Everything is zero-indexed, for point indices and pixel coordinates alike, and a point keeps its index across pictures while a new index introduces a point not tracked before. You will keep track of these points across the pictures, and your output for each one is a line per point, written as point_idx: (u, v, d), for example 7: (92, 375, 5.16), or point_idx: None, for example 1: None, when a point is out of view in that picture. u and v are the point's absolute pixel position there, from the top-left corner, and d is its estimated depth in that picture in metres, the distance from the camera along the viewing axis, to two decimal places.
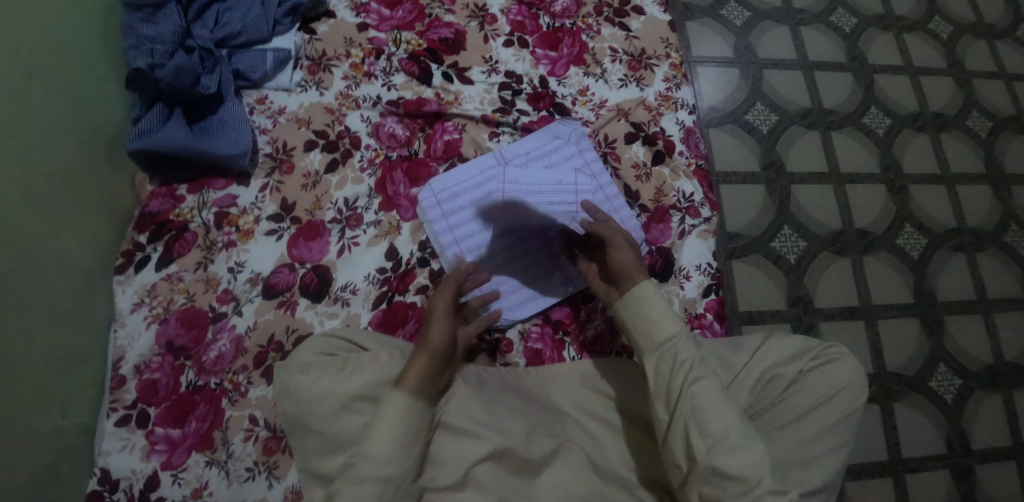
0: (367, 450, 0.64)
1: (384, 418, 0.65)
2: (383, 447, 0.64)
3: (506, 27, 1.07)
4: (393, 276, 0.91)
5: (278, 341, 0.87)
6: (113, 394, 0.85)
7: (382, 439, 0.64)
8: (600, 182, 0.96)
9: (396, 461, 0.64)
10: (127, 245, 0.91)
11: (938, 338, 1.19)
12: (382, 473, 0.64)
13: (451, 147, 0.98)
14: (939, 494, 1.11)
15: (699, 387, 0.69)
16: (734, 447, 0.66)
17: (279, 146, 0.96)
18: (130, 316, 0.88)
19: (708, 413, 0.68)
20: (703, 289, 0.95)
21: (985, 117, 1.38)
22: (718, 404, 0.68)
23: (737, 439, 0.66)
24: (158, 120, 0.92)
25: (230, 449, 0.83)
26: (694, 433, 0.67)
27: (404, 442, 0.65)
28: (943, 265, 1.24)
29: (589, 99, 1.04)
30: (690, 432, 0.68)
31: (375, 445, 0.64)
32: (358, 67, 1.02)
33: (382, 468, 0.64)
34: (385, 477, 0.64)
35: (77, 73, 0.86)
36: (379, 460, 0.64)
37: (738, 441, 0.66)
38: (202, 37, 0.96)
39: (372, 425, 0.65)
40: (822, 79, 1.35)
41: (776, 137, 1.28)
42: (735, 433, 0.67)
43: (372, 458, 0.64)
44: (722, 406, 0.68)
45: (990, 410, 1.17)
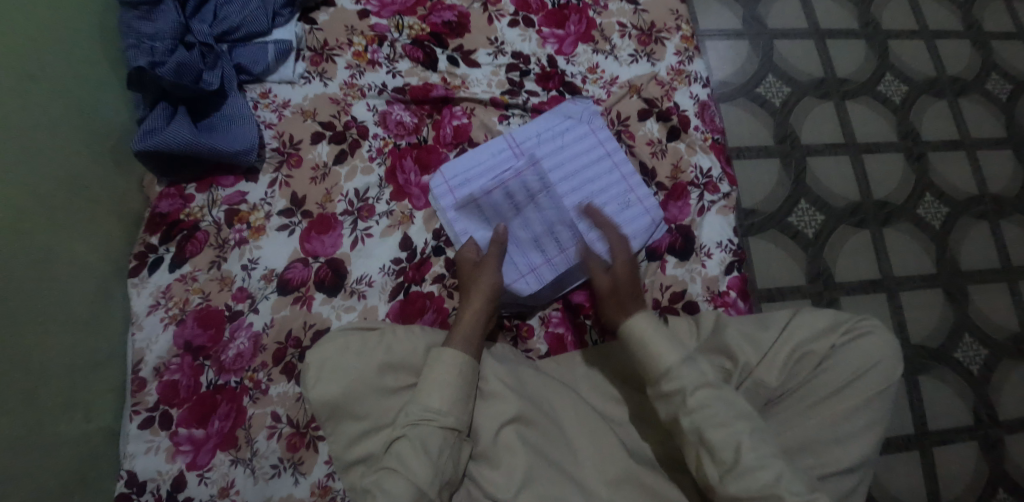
0: (426, 403, 0.70)
1: (439, 372, 0.72)
2: (441, 399, 0.71)
3: (510, 7, 1.04)
4: (408, 267, 0.90)
5: (296, 337, 0.86)
6: (135, 396, 0.84)
7: (440, 391, 0.71)
8: (599, 138, 0.95)
9: (454, 411, 0.70)
10: (139, 247, 0.90)
11: (962, 308, 1.17)
12: (443, 421, 0.69)
13: (461, 132, 0.97)
14: (969, 467, 1.09)
15: (703, 412, 0.68)
16: (749, 469, 0.64)
17: (286, 139, 0.95)
18: (147, 318, 0.87)
19: (714, 433, 0.67)
20: (725, 266, 0.94)
21: (1004, 79, 1.34)
22: (723, 424, 0.67)
23: (749, 459, 0.65)
24: (161, 120, 0.90)
25: (254, 447, 0.82)
26: (706, 458, 0.67)
27: (460, 394, 0.71)
28: (966, 232, 1.22)
29: (599, 76, 1.02)
30: (701, 457, 0.67)
31: (432, 398, 0.70)
32: (361, 56, 1.00)
33: (443, 418, 0.70)
34: (446, 426, 0.69)
35: (78, 74, 0.85)
36: (439, 411, 0.70)
37: (753, 462, 0.65)
38: (202, 32, 0.95)
39: (427, 381, 0.71)
40: (834, 47, 1.32)
41: (790, 109, 1.25)
42: (747, 453, 0.65)
43: (432, 409, 0.70)
44: (728, 426, 0.67)
45: (1018, 380, 1.15)
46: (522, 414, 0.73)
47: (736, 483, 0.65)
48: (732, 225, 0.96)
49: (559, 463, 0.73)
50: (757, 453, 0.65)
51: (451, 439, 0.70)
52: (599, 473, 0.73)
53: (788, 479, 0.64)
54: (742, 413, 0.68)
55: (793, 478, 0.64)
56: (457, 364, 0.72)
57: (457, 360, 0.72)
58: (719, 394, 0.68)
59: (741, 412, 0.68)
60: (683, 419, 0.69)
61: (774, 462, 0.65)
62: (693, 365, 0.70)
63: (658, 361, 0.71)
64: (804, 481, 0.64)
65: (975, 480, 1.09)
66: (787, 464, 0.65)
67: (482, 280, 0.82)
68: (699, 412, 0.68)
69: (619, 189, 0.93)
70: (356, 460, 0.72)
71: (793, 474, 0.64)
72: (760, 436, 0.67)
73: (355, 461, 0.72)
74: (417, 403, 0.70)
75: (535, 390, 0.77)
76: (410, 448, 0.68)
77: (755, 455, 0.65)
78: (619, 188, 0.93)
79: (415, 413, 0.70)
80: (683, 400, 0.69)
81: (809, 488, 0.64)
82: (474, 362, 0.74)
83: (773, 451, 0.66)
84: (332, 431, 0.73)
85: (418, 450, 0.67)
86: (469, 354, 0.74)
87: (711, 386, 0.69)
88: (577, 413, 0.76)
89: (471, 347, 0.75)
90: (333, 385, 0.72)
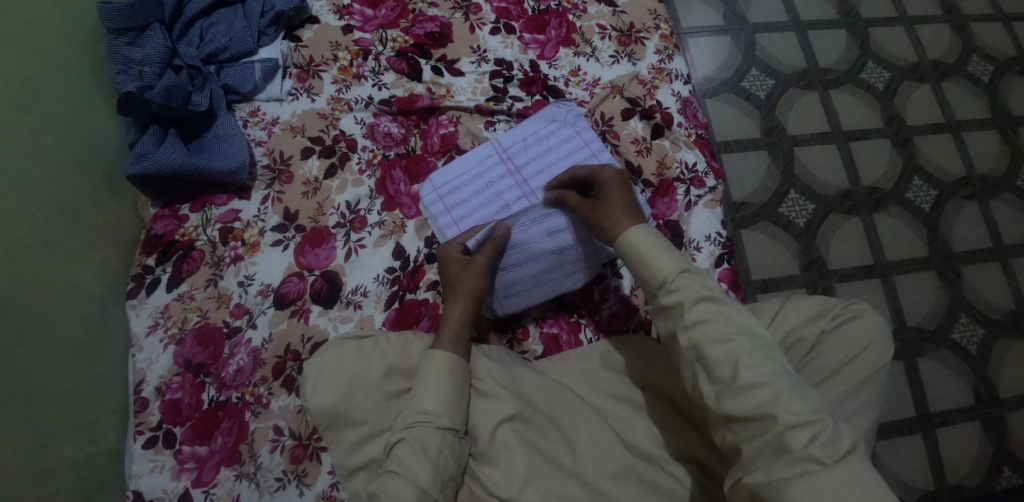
0: (422, 406, 0.71)
1: (431, 374, 0.73)
2: (436, 400, 0.72)
3: (491, 15, 1.06)
4: (402, 275, 0.91)
5: (295, 350, 0.87)
6: (138, 417, 0.85)
7: (433, 393, 0.72)
8: (585, 139, 0.95)
9: (448, 411, 0.71)
10: (137, 269, 0.92)
11: (956, 289, 1.18)
12: (439, 422, 0.70)
13: (448, 140, 0.98)
14: (972, 445, 1.10)
15: (699, 328, 0.65)
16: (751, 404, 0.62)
17: (276, 156, 0.96)
18: (147, 339, 0.88)
19: (713, 349, 0.64)
20: (715, 258, 0.95)
21: (986, 60, 1.36)
22: (723, 340, 0.64)
23: (748, 377, 0.61)
24: (153, 141, 0.93)
25: (258, 461, 0.83)
26: (704, 378, 0.64)
27: (453, 393, 0.72)
28: (956, 214, 1.23)
29: (581, 79, 1.03)
30: (699, 376, 0.65)
31: (427, 400, 0.72)
32: (347, 70, 1.01)
33: (440, 419, 0.71)
34: (442, 426, 0.70)
35: (70, 102, 0.86)
36: (434, 412, 0.71)
37: (752, 380, 0.61)
38: (189, 55, 0.97)
39: (421, 383, 0.73)
40: (816, 38, 1.33)
41: (775, 101, 1.26)
42: (746, 371, 0.61)
43: (427, 411, 0.71)
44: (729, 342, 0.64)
45: (1016, 357, 1.15)
46: (519, 412, 0.74)
47: (728, 407, 0.61)
48: (719, 218, 0.98)
49: (558, 460, 0.73)
50: (756, 371, 0.62)
51: (450, 439, 0.71)
52: (598, 468, 0.73)
53: (787, 399, 0.59)
54: (743, 328, 0.64)
55: (793, 398, 0.60)
56: (448, 364, 0.73)
57: (446, 359, 0.74)
58: (718, 307, 0.66)
59: (743, 328, 0.64)
60: (680, 334, 0.67)
61: (775, 380, 0.61)
62: (692, 277, 0.68)
63: (656, 275, 0.70)
64: (808, 401, 0.60)
65: (979, 458, 1.09)
66: (790, 381, 0.61)
67: (464, 285, 0.82)
68: (696, 327, 0.65)
69: None
70: (359, 466, 0.73)
71: (793, 392, 0.60)
72: (765, 354, 0.63)
73: (357, 467, 0.73)
74: (413, 406, 0.72)
75: (531, 389, 0.77)
76: (410, 450, 0.69)
77: (755, 372, 0.61)
78: None
79: (412, 416, 0.71)
80: (681, 315, 0.67)
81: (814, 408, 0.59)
82: (465, 360, 0.75)
83: (776, 369, 0.62)
84: (333, 439, 0.74)
85: (418, 451, 0.68)
86: (458, 353, 0.75)
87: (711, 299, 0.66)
88: (574, 410, 0.76)
89: (460, 347, 0.76)
90: (331, 393, 0.72)
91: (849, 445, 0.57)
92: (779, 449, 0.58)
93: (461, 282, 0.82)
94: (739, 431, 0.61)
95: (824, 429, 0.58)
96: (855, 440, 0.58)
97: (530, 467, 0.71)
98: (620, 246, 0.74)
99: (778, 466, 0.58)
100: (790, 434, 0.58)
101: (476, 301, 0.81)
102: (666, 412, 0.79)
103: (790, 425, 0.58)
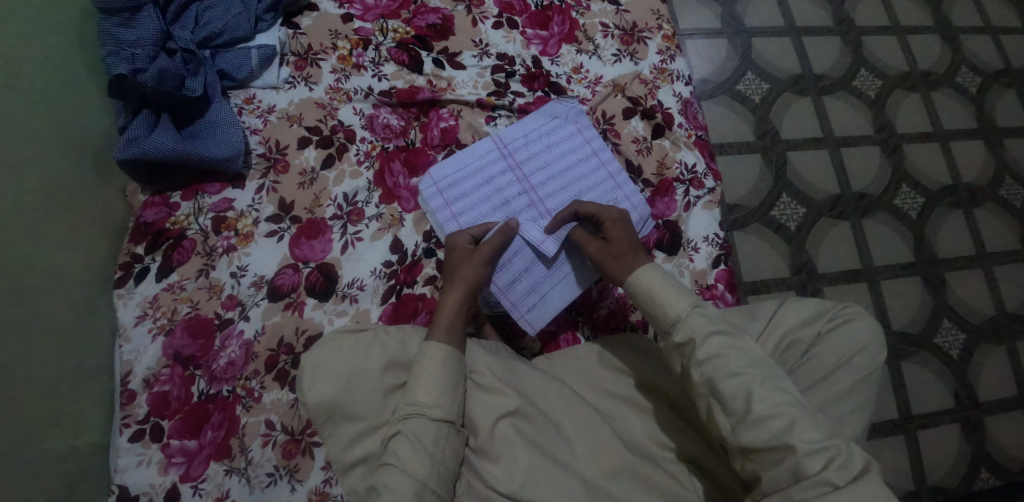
0: (416, 398, 0.70)
1: (424, 365, 0.71)
2: (429, 392, 0.70)
3: (494, 9, 1.05)
4: (400, 269, 0.90)
5: (289, 344, 0.86)
6: (125, 409, 0.82)
7: (426, 384, 0.71)
8: (585, 137, 0.95)
9: (443, 403, 0.70)
10: (124, 258, 0.89)
11: (941, 295, 1.20)
12: (432, 414, 0.69)
13: (448, 134, 0.97)
14: (952, 448, 1.12)
15: (714, 362, 0.66)
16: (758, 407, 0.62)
17: (272, 145, 0.94)
18: (134, 329, 0.86)
19: (727, 382, 0.65)
20: (712, 259, 0.96)
21: (974, 72, 1.38)
22: (735, 373, 0.65)
23: (761, 408, 0.63)
24: (145, 127, 0.90)
25: (248, 456, 0.81)
26: (719, 412, 0.66)
27: (447, 385, 0.71)
28: (942, 221, 1.25)
29: (583, 76, 1.03)
30: (713, 409, 0.66)
31: (421, 392, 0.70)
32: (346, 59, 0.99)
33: (434, 410, 0.70)
34: (437, 418, 0.69)
35: (58, 83, 0.83)
36: (429, 404, 0.70)
37: (766, 410, 0.63)
38: (183, 39, 0.94)
39: (415, 375, 0.71)
40: (811, 44, 1.35)
41: (770, 105, 1.27)
42: (759, 402, 0.63)
43: (421, 403, 0.70)
44: (742, 375, 0.65)
45: (996, 363, 1.18)
46: (520, 409, 0.73)
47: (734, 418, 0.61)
48: (717, 220, 0.98)
49: (558, 458, 0.72)
50: (770, 403, 0.63)
51: (447, 431, 0.70)
52: (596, 466, 0.73)
53: (801, 428, 0.61)
54: (754, 361, 0.66)
55: (806, 428, 0.61)
56: (442, 356, 0.72)
57: (437, 349, 0.72)
58: (727, 341, 0.67)
59: (755, 362, 0.66)
60: (693, 370, 0.68)
61: (788, 410, 0.62)
62: (704, 313, 0.70)
63: (668, 312, 0.71)
64: (821, 429, 0.62)
65: (959, 460, 1.12)
66: (803, 412, 0.63)
67: (466, 273, 0.79)
68: (709, 362, 0.67)
69: (601, 183, 0.93)
70: (357, 461, 0.72)
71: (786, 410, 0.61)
72: (775, 384, 0.65)
73: (354, 462, 0.72)
74: (407, 398, 0.70)
75: (530, 387, 0.76)
76: (406, 443, 0.68)
77: (767, 404, 0.63)
78: (601, 182, 0.93)
79: (406, 408, 0.70)
80: (693, 351, 0.68)
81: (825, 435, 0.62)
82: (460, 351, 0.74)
83: (788, 400, 0.63)
84: (330, 433, 0.72)
85: (413, 444, 0.68)
86: (452, 343, 0.74)
87: (722, 333, 0.68)
88: (574, 409, 0.76)
89: (455, 335, 0.74)
90: (328, 387, 0.71)
91: (862, 465, 0.60)
92: (796, 475, 0.60)
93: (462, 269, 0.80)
94: (757, 461, 0.63)
95: (837, 456, 0.60)
96: (868, 459, 0.61)
97: (531, 466, 0.70)
98: (630, 284, 0.75)
99: (796, 491, 0.60)
100: (804, 462, 0.60)
101: (474, 287, 0.79)
102: (666, 413, 0.79)
103: (808, 453, 0.60)
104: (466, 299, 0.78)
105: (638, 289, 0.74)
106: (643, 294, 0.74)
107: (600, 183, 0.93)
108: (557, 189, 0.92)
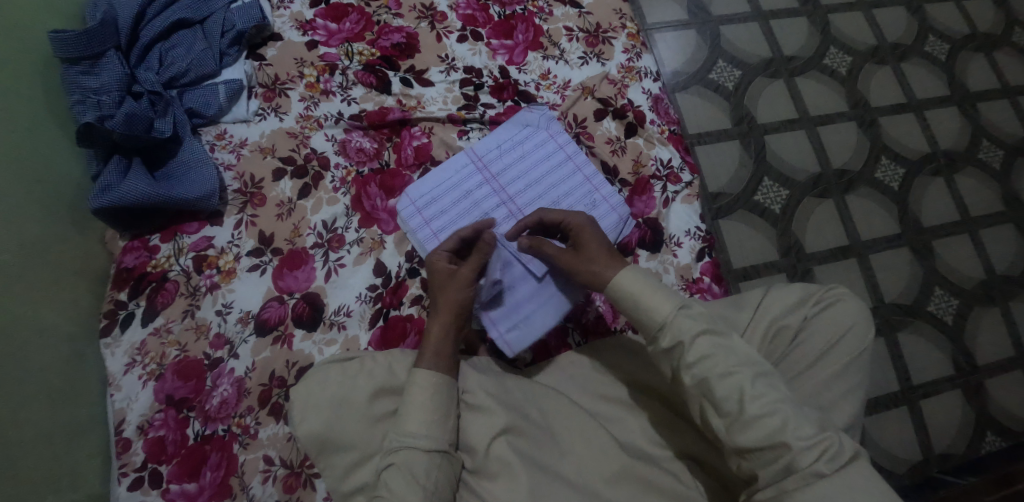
0: (406, 430, 0.70)
1: (415, 396, 0.71)
2: (419, 424, 0.70)
3: (457, 23, 1.05)
4: (385, 292, 0.90)
5: (280, 377, 0.85)
6: (121, 459, 0.82)
7: (416, 416, 0.70)
8: (559, 142, 0.96)
9: (433, 433, 0.70)
10: (109, 305, 0.89)
11: (929, 263, 1.20)
12: (429, 447, 0.69)
13: (422, 152, 0.97)
14: (955, 414, 1.12)
15: (704, 363, 0.66)
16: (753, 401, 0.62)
17: (247, 179, 0.94)
18: (124, 377, 0.85)
19: (720, 384, 0.65)
20: (696, 253, 0.96)
21: (942, 39, 1.39)
22: (726, 373, 0.65)
23: (754, 408, 0.63)
24: (117, 172, 0.89)
25: (250, 493, 0.81)
26: (712, 411, 0.66)
27: (438, 414, 0.71)
28: (924, 190, 1.25)
29: (552, 82, 1.03)
30: None
31: (412, 424, 0.70)
32: (314, 86, 0.99)
33: (424, 441, 0.69)
34: (429, 449, 0.69)
35: (26, 138, 0.83)
36: (419, 435, 0.69)
37: (759, 410, 0.63)
38: (149, 80, 0.94)
39: (405, 405, 0.71)
40: (778, 27, 1.35)
41: (743, 92, 1.27)
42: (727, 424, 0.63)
43: (413, 435, 0.69)
44: (731, 374, 0.65)
45: (990, 325, 1.18)
46: (513, 424, 0.73)
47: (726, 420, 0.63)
48: (697, 212, 0.99)
49: (553, 469, 0.72)
50: (762, 401, 0.64)
51: (439, 460, 0.69)
52: (593, 472, 0.72)
53: (794, 426, 0.62)
54: (744, 359, 0.66)
55: (800, 423, 0.62)
56: (433, 383, 0.72)
57: (434, 380, 0.72)
58: (718, 342, 0.67)
59: (745, 359, 0.66)
60: (685, 373, 0.67)
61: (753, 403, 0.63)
62: (690, 313, 0.69)
63: (655, 317, 0.70)
64: (812, 423, 0.63)
65: (963, 426, 1.12)
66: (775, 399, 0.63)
67: (451, 295, 0.78)
68: (700, 364, 0.66)
69: (577, 187, 0.93)
70: (355, 489, 0.72)
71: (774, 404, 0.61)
72: (765, 382, 0.65)
73: (354, 491, 0.72)
74: (397, 429, 0.70)
75: (523, 399, 0.76)
76: (398, 476, 0.67)
77: (748, 412, 0.63)
78: (577, 186, 0.93)
79: (395, 439, 0.70)
80: (683, 354, 0.68)
81: (819, 429, 0.63)
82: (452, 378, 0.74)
83: (778, 397, 0.64)
84: (326, 465, 0.72)
85: (406, 476, 0.67)
86: (447, 373, 0.73)
87: (710, 332, 0.68)
88: (569, 419, 0.76)
89: (443, 361, 0.74)
90: (317, 418, 0.71)
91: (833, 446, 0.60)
92: None
93: (449, 289, 0.78)
94: (752, 459, 0.63)
95: (831, 446, 0.61)
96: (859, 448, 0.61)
97: (532, 483, 0.69)
98: (610, 290, 0.73)
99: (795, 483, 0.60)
100: (799, 456, 0.61)
101: (461, 314, 0.78)
102: (663, 413, 0.79)
103: (802, 449, 0.61)
104: (454, 324, 0.77)
105: (619, 293, 0.72)
106: (625, 299, 0.72)
107: (577, 186, 0.93)
108: (537, 198, 0.93)
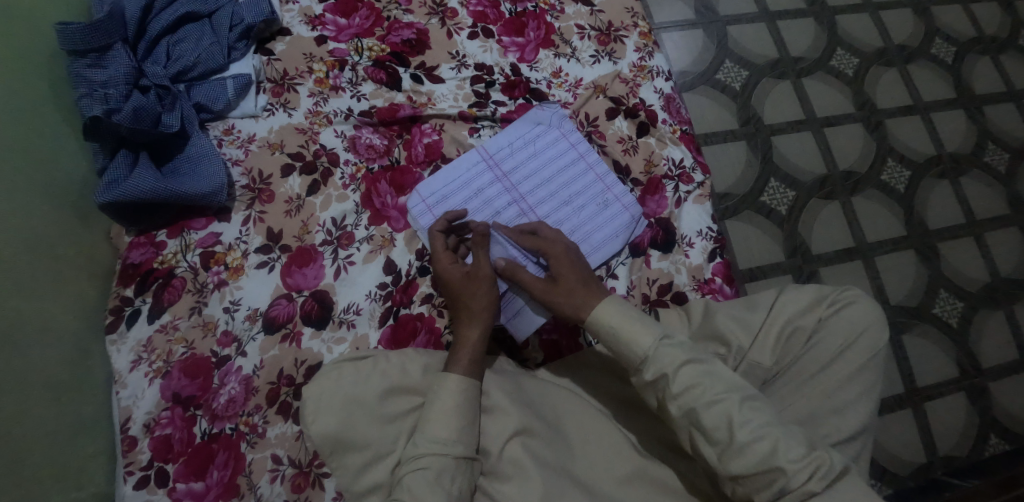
0: (433, 434, 0.69)
1: (443, 401, 0.71)
2: (447, 428, 0.69)
3: (468, 19, 1.04)
4: (395, 290, 0.89)
5: (289, 376, 0.85)
6: (127, 457, 0.81)
7: (444, 420, 0.70)
8: (571, 141, 0.96)
9: (461, 438, 0.69)
10: (114, 301, 0.87)
11: (935, 266, 1.20)
12: (456, 452, 0.69)
13: (433, 149, 0.96)
14: (959, 417, 1.12)
15: (690, 393, 0.66)
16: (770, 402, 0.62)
17: (255, 175, 0.93)
18: (130, 375, 0.84)
19: (707, 413, 0.64)
20: (707, 253, 0.95)
21: (948, 42, 1.39)
22: (714, 400, 0.65)
23: (743, 435, 0.63)
24: (124, 167, 0.88)
25: (257, 492, 0.80)
26: (701, 440, 0.65)
27: (465, 420, 0.70)
28: (930, 192, 1.25)
29: (563, 80, 1.02)
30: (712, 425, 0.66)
31: (439, 428, 0.69)
32: (323, 82, 0.98)
33: (452, 446, 0.69)
34: (457, 455, 0.69)
35: (32, 131, 0.82)
36: (447, 440, 0.69)
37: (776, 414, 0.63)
38: (156, 74, 0.92)
39: (432, 409, 0.71)
40: (786, 28, 1.35)
41: (751, 92, 1.27)
42: (741, 430, 0.63)
43: (441, 440, 0.69)
44: (719, 402, 0.65)
45: (995, 328, 1.18)
46: (526, 425, 0.72)
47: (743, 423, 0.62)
48: (709, 213, 0.98)
49: (567, 471, 0.71)
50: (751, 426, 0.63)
51: (465, 465, 0.69)
52: (607, 474, 0.72)
53: (785, 447, 0.62)
54: (731, 385, 0.66)
55: (789, 444, 0.62)
56: (462, 387, 0.72)
57: (464, 385, 0.72)
58: (701, 370, 0.67)
59: (730, 386, 0.66)
60: (670, 404, 0.67)
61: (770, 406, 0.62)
62: (671, 344, 0.69)
63: (638, 349, 0.69)
64: (800, 443, 0.62)
65: (966, 428, 1.12)
66: None
67: (475, 304, 0.78)
68: (686, 393, 0.66)
69: (589, 186, 0.94)
70: (367, 490, 0.71)
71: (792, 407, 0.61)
72: (752, 405, 0.65)
73: (366, 491, 0.71)
74: (424, 433, 0.69)
75: (535, 401, 0.76)
76: (424, 480, 0.67)
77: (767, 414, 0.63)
78: (590, 185, 0.94)
79: (421, 443, 0.69)
80: (668, 385, 0.67)
81: (808, 448, 0.62)
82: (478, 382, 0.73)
83: (766, 420, 0.64)
84: (337, 465, 0.71)
85: (433, 480, 0.67)
86: (473, 376, 0.73)
87: (692, 363, 0.67)
88: (582, 420, 0.75)
89: (475, 368, 0.74)
90: (333, 419, 0.70)
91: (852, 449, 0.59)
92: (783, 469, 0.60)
93: (468, 299, 0.79)
94: (745, 485, 0.62)
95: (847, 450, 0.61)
96: None
97: (547, 485, 0.69)
98: (591, 325, 0.73)
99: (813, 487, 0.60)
100: (815, 461, 0.61)
101: (489, 321, 0.78)
102: None
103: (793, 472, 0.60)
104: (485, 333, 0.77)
105: (601, 327, 0.72)
106: (607, 333, 0.72)
107: (589, 185, 0.94)
108: (548, 197, 0.93)
